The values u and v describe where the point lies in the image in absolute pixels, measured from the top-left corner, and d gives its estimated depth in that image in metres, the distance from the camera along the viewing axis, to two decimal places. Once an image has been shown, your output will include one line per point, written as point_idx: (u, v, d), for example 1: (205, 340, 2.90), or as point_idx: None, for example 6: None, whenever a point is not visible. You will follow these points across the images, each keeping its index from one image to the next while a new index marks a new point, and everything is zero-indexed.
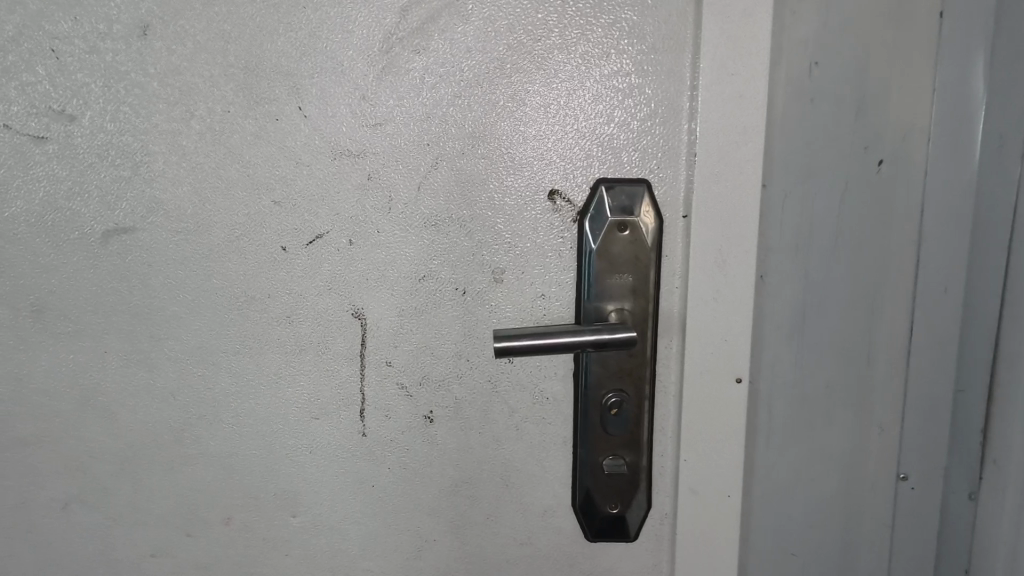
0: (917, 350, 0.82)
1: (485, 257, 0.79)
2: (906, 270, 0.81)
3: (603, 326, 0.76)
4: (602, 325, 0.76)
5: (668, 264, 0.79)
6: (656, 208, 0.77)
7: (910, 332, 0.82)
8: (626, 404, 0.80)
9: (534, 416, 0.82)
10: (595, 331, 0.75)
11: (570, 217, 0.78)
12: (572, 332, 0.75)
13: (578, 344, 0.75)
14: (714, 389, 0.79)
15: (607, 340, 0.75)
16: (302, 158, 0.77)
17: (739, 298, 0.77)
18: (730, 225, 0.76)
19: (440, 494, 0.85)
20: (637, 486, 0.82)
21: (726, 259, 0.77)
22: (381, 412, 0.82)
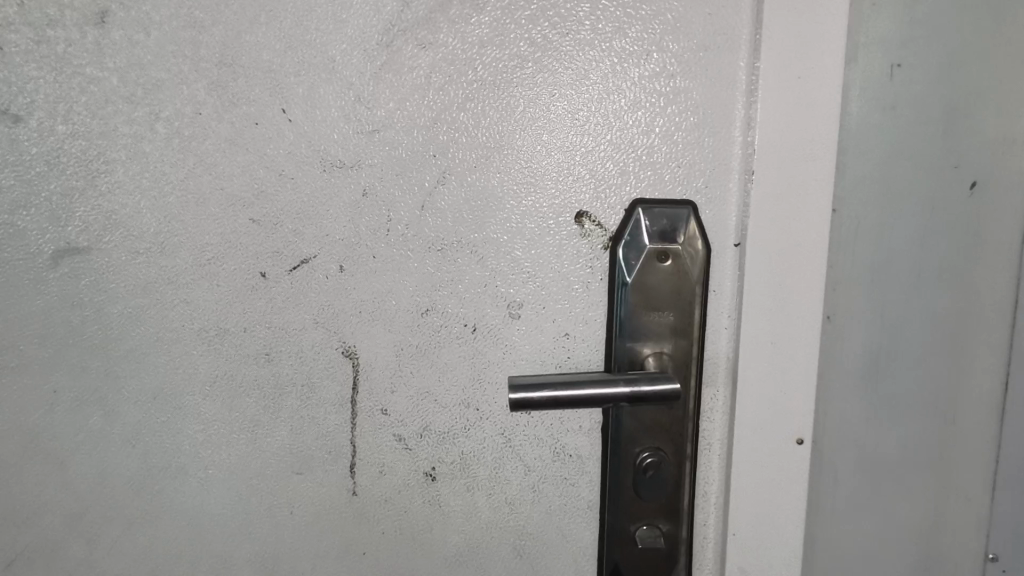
0: (1014, 407, 0.69)
1: (499, 288, 0.67)
2: (1000, 312, 0.68)
3: (638, 373, 0.65)
4: (638, 373, 0.64)
5: (715, 301, 0.67)
6: (704, 235, 0.65)
7: (1005, 385, 0.69)
8: (664, 465, 0.67)
9: (554, 476, 0.70)
10: (629, 380, 0.63)
11: (601, 244, 0.66)
12: (604, 382, 0.63)
13: (611, 397, 0.63)
14: (768, 449, 0.67)
15: (644, 394, 0.62)
16: (285, 169, 0.65)
17: (801, 343, 0.65)
18: (791, 258, 0.64)
19: (443, 563, 0.72)
20: (676, 561, 0.70)
21: (787, 298, 0.64)
22: (374, 468, 0.70)
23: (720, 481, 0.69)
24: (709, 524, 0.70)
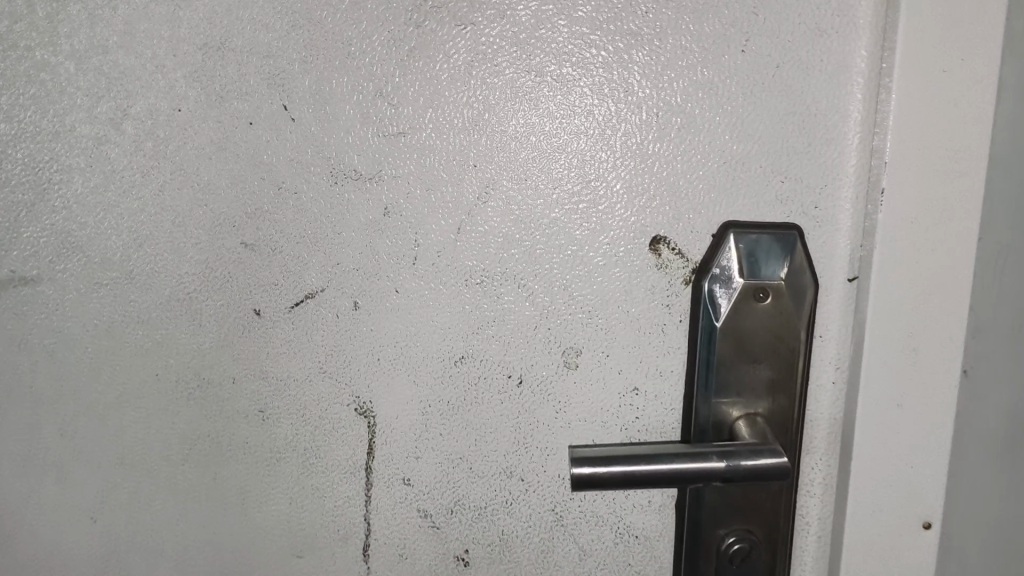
0: None
1: (551, 331, 0.54)
2: None
3: (735, 445, 0.50)
4: (735, 444, 0.50)
5: (821, 350, 0.54)
6: (812, 268, 0.52)
7: None
8: (755, 553, 0.54)
9: (615, 562, 0.57)
10: (725, 455, 0.49)
11: (682, 277, 0.53)
12: (691, 455, 0.49)
13: (701, 474, 0.48)
14: (886, 536, 0.54)
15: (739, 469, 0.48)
16: (286, 181, 0.52)
17: (932, 405, 0.52)
18: (926, 300, 0.50)
19: None
20: None
21: (919, 348, 0.51)
22: (392, 550, 0.57)
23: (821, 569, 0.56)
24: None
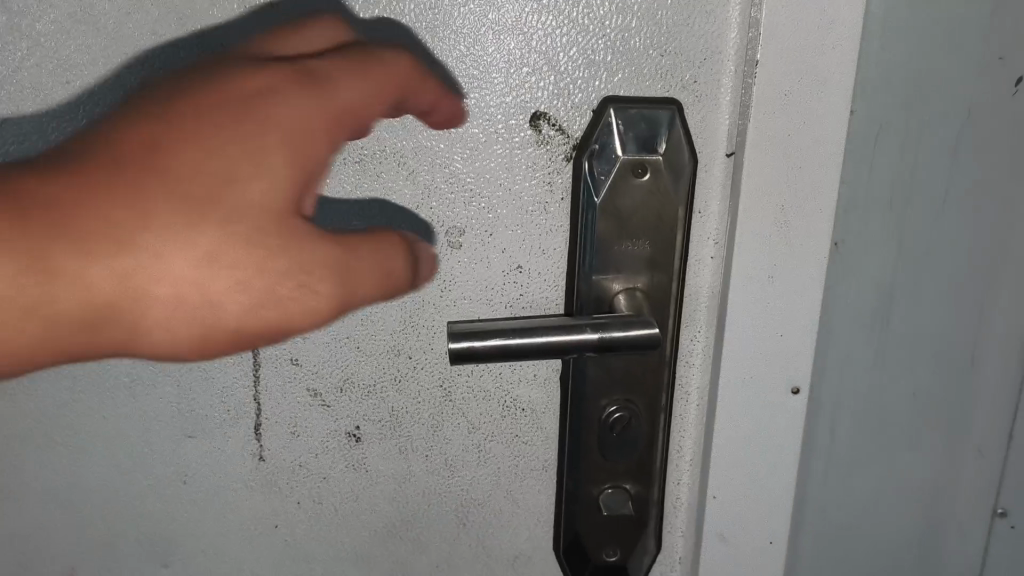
0: None
1: (433, 209, 0.53)
2: None
3: (610, 317, 0.52)
4: (610, 317, 0.51)
5: (701, 225, 0.54)
6: (691, 143, 0.52)
7: None
8: (636, 421, 0.57)
9: (502, 433, 0.58)
10: (599, 327, 0.51)
11: (563, 154, 0.53)
12: (566, 327, 0.51)
13: (574, 346, 0.50)
14: (759, 403, 0.56)
15: (612, 338, 0.50)
16: (151, 58, 0.49)
17: (802, 278, 0.53)
18: (797, 174, 0.51)
19: (369, 539, 0.61)
20: (645, 527, 0.60)
21: (790, 222, 0.52)
22: (283, 429, 0.58)
23: (698, 435, 0.59)
24: (682, 485, 0.60)
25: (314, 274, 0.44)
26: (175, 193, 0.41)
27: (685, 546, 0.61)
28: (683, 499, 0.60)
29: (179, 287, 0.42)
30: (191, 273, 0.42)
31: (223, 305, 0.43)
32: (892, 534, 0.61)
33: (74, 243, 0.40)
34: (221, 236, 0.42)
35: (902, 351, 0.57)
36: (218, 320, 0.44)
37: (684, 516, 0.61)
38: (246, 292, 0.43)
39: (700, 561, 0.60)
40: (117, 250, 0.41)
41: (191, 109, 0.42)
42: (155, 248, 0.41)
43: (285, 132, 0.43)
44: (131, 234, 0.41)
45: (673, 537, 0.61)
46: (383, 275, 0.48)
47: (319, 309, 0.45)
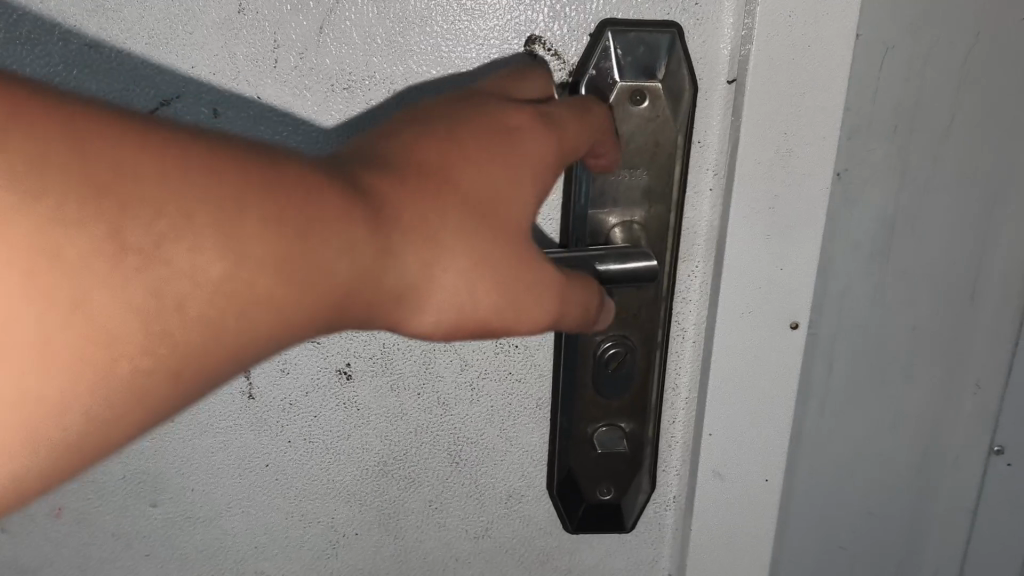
0: None
1: None
2: None
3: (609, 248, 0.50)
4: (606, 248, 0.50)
5: (700, 156, 0.53)
6: (692, 69, 0.50)
7: None
8: (631, 358, 0.56)
9: (497, 369, 0.57)
10: (595, 259, 0.49)
11: (559, 81, 0.51)
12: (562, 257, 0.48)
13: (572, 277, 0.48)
14: (757, 339, 0.55)
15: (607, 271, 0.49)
16: None
17: (803, 209, 0.52)
18: (800, 100, 0.50)
19: (360, 476, 0.60)
20: (639, 465, 0.59)
21: (792, 150, 0.51)
22: (273, 365, 0.56)
23: (695, 371, 0.58)
24: (677, 421, 0.59)
25: (523, 295, 0.39)
26: (458, 200, 0.37)
27: (680, 481, 0.61)
28: (680, 435, 0.60)
29: (420, 285, 0.36)
30: (439, 265, 0.36)
31: (422, 301, 0.37)
32: (889, 472, 0.61)
33: (287, 238, 0.31)
34: (465, 221, 0.37)
35: (900, 285, 0.56)
36: (474, 313, 0.38)
37: (679, 453, 0.60)
38: (485, 294, 0.37)
39: (695, 498, 0.59)
40: (356, 257, 0.34)
41: (451, 125, 0.39)
42: (424, 254, 0.36)
43: (534, 155, 0.40)
44: (417, 224, 0.36)
45: (667, 475, 0.61)
46: (566, 307, 0.42)
47: (534, 302, 0.39)
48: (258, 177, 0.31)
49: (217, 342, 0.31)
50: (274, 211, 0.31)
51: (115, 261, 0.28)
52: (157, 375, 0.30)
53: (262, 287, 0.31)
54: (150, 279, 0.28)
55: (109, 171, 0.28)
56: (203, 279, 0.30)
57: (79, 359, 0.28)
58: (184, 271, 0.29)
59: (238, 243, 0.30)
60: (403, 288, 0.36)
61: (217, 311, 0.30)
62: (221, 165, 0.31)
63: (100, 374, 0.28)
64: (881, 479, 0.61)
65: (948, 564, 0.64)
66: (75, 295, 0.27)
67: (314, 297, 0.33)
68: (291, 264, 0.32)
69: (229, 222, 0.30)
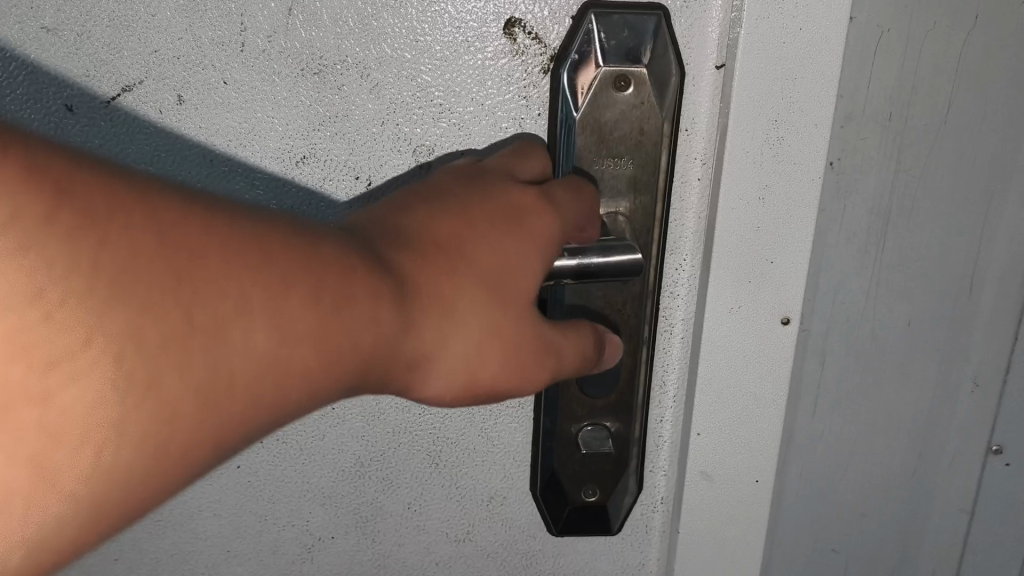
0: None
1: (400, 125, 0.50)
2: None
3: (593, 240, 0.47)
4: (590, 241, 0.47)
5: (687, 144, 0.51)
6: (678, 54, 0.48)
7: None
8: None
9: None
10: (578, 253, 0.46)
11: (539, 65, 0.49)
12: None
13: (554, 274, 0.45)
14: (746, 335, 0.53)
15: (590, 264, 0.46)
16: None
17: (795, 200, 0.50)
18: (791, 86, 0.47)
19: (336, 478, 0.58)
20: (626, 466, 0.57)
21: (783, 139, 0.48)
22: None
23: (682, 367, 0.56)
24: (665, 420, 0.57)
25: (526, 362, 0.41)
26: (471, 274, 0.38)
27: (668, 481, 0.59)
28: (668, 435, 0.58)
29: (431, 353, 0.37)
30: (449, 337, 0.38)
31: (433, 367, 0.38)
32: (883, 473, 0.59)
33: (324, 312, 0.32)
34: (479, 294, 0.38)
35: (896, 278, 0.54)
36: (477, 379, 0.39)
37: (666, 452, 0.58)
38: (491, 364, 0.39)
39: (683, 500, 0.57)
40: (382, 334, 0.34)
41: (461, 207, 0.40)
42: (440, 324, 0.37)
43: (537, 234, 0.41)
44: (434, 297, 0.37)
45: (655, 476, 0.59)
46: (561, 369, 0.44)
47: (536, 372, 0.41)
48: (294, 257, 0.31)
49: (258, 413, 0.31)
50: (310, 286, 0.31)
51: (182, 341, 0.27)
52: (217, 441, 0.29)
53: (305, 364, 0.31)
54: (208, 356, 0.28)
55: (178, 258, 0.27)
56: (248, 353, 0.29)
57: (152, 435, 0.27)
58: (235, 349, 0.29)
59: (280, 320, 0.30)
60: (418, 358, 0.37)
61: (267, 383, 0.30)
62: (256, 243, 0.30)
63: (169, 448, 0.28)
64: (875, 480, 0.59)
65: (945, 566, 0.62)
66: (152, 378, 0.27)
67: (345, 366, 0.33)
68: (330, 337, 0.32)
69: (270, 300, 0.30)
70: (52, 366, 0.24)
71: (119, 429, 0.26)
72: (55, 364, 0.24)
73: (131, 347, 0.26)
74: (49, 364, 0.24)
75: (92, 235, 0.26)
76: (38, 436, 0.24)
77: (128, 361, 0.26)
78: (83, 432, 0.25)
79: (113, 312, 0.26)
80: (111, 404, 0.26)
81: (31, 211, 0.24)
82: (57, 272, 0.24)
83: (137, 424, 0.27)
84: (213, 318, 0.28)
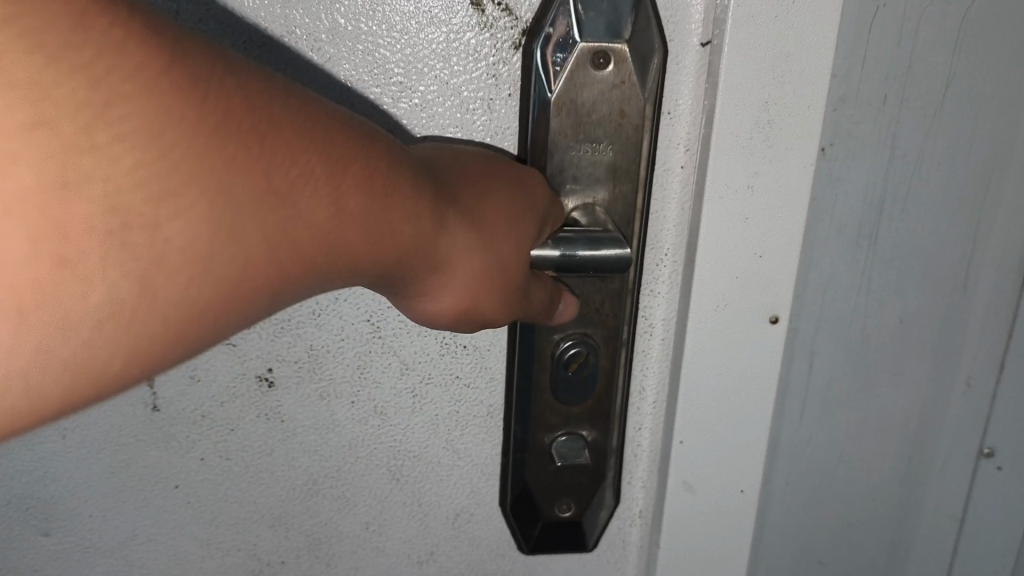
0: None
1: (355, 105, 0.45)
2: None
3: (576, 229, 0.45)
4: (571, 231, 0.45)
5: (669, 129, 0.47)
6: (662, 30, 0.44)
7: None
8: (593, 357, 0.49)
9: (441, 374, 0.50)
10: (560, 243, 0.44)
11: (510, 41, 0.44)
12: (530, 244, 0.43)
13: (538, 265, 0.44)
14: (732, 335, 0.49)
15: (571, 259, 0.44)
16: None
17: (787, 189, 0.46)
18: (784, 64, 0.44)
19: (286, 498, 0.53)
20: (603, 478, 0.53)
21: (773, 122, 0.45)
22: (182, 371, 0.49)
23: (662, 370, 0.52)
24: (642, 427, 0.53)
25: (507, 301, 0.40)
26: (494, 204, 0.39)
27: (646, 493, 0.55)
28: (646, 443, 0.54)
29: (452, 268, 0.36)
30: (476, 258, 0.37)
31: (454, 281, 0.37)
32: (873, 479, 0.56)
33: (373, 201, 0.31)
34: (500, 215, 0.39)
35: (887, 273, 0.50)
36: (481, 302, 0.38)
37: (644, 463, 0.54)
38: (486, 293, 0.38)
39: (664, 514, 0.53)
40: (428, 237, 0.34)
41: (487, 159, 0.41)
42: (471, 234, 0.36)
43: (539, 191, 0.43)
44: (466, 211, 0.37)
45: (632, 487, 0.55)
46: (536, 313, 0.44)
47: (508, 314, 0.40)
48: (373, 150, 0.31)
49: (288, 281, 0.29)
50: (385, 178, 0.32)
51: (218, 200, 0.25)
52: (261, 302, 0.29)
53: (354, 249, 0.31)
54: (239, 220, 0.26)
55: (252, 116, 0.26)
56: (295, 222, 0.28)
57: (202, 284, 0.25)
58: (294, 217, 0.28)
59: (337, 199, 0.29)
60: (441, 264, 0.36)
61: (309, 256, 0.29)
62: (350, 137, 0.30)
63: (203, 304, 0.26)
64: (864, 488, 0.56)
65: None
66: (211, 232, 0.25)
67: (388, 257, 0.33)
68: (371, 222, 0.31)
69: (330, 180, 0.29)
70: (121, 214, 0.22)
71: (173, 281, 0.24)
72: (139, 217, 0.23)
73: (203, 202, 0.24)
74: (118, 210, 0.22)
75: (174, 95, 0.23)
76: (96, 277, 0.22)
77: (206, 211, 0.24)
78: (134, 274, 0.23)
79: (189, 165, 0.24)
80: (171, 249, 0.24)
81: (125, 66, 0.22)
82: (150, 120, 0.22)
83: (194, 281, 0.25)
84: (283, 183, 0.27)
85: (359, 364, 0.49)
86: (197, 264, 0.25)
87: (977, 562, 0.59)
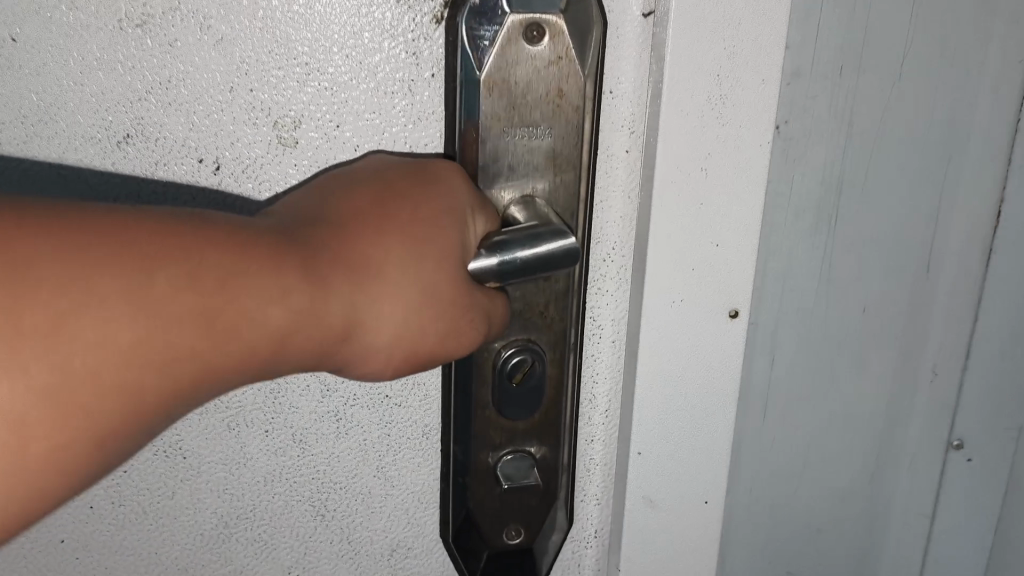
0: (1001, 245, 0.49)
1: (253, 91, 0.39)
2: (1002, 113, 0.46)
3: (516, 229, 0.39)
4: (509, 232, 0.38)
5: (612, 110, 0.42)
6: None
7: (996, 218, 0.48)
8: (540, 365, 0.44)
9: (368, 394, 0.44)
10: (497, 248, 0.37)
11: (430, 14, 0.39)
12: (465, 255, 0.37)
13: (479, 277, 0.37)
14: (691, 334, 0.44)
15: (511, 262, 0.37)
16: None
17: (742, 172, 0.42)
18: (736, 32, 0.39)
19: (196, 545, 0.46)
20: (554, 497, 0.48)
21: (727, 97, 0.40)
22: None
23: (615, 375, 0.48)
24: (593, 440, 0.49)
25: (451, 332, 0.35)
26: (396, 225, 0.33)
27: (602, 509, 0.50)
28: (599, 455, 0.49)
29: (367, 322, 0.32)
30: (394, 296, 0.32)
31: (380, 329, 0.32)
32: (840, 481, 0.52)
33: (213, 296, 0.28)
34: (416, 239, 0.33)
35: (848, 257, 0.47)
36: (421, 339, 0.34)
37: (598, 477, 0.50)
38: (424, 327, 0.33)
39: (622, 535, 0.48)
40: (315, 296, 0.30)
41: (372, 174, 0.35)
42: (376, 280, 0.32)
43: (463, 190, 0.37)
44: (365, 252, 0.32)
45: (586, 506, 0.50)
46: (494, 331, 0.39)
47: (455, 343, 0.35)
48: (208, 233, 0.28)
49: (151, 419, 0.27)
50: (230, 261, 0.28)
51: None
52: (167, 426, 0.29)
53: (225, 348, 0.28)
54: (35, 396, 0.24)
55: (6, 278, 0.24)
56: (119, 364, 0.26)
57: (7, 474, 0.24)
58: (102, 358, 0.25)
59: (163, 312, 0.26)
60: (350, 327, 0.32)
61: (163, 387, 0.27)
62: (174, 231, 0.27)
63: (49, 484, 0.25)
64: (831, 490, 0.52)
65: None
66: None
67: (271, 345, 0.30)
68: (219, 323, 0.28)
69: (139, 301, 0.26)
70: None
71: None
72: None
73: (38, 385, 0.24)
74: None
75: None
76: None
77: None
78: None
79: None
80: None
81: None
82: None
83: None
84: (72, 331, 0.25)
85: (269, 392, 0.43)
86: (53, 441, 0.25)
87: (947, 559, 0.56)
